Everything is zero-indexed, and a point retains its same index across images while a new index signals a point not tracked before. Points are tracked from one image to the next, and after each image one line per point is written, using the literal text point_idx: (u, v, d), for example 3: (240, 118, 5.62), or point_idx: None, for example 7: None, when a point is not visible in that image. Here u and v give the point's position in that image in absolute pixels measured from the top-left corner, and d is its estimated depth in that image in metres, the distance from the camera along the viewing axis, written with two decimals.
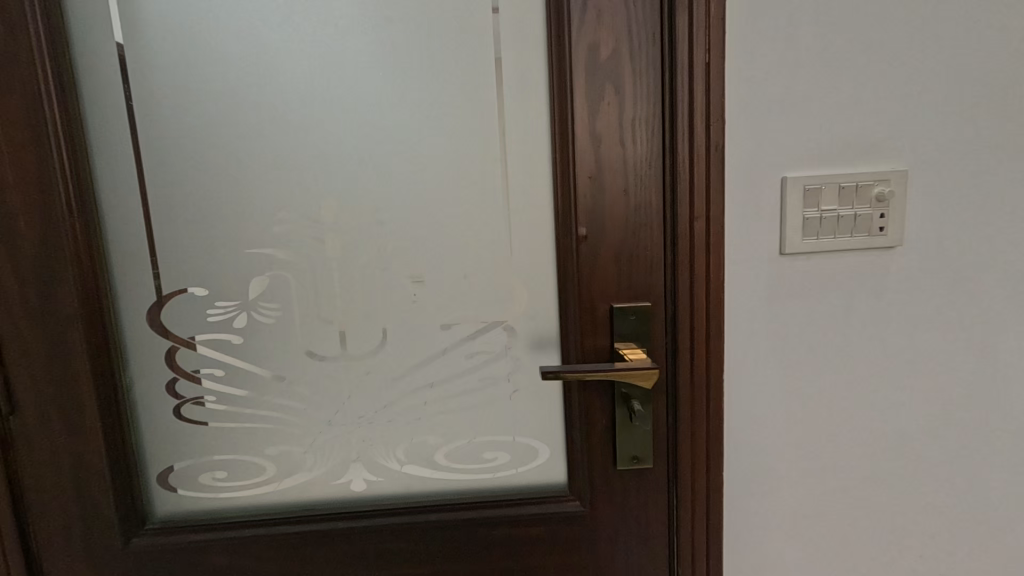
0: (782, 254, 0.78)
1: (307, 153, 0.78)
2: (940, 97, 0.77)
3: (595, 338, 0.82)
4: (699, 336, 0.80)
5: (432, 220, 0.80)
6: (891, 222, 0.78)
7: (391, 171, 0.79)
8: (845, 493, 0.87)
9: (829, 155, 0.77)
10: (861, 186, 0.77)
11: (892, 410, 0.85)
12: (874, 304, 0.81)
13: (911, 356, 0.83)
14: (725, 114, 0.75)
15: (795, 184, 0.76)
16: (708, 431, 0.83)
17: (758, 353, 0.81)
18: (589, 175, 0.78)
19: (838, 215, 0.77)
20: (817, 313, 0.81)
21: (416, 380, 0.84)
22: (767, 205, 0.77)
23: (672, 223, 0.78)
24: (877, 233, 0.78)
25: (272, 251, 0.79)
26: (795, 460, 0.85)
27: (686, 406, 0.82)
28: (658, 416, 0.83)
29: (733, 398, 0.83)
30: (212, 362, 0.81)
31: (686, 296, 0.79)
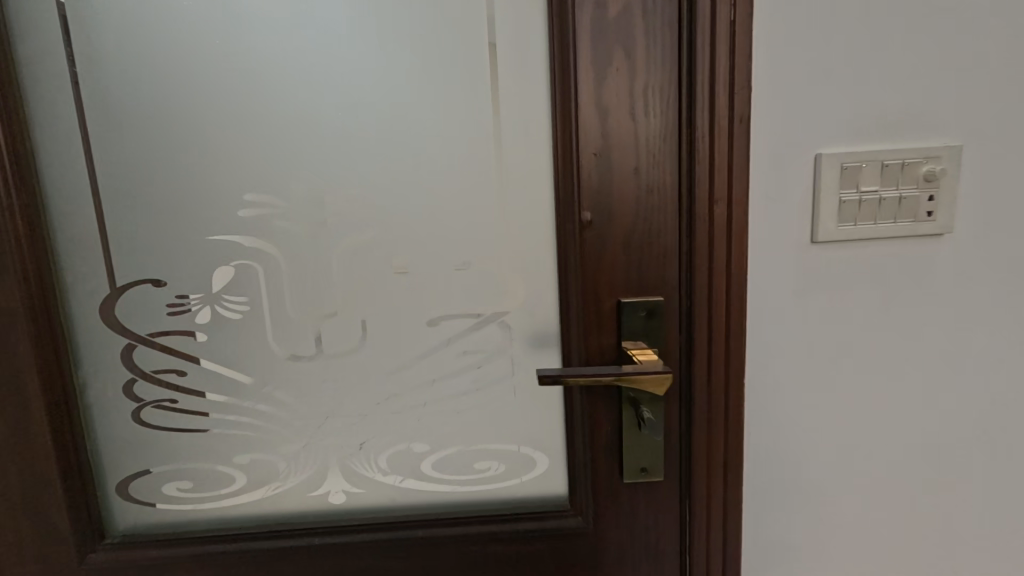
0: (813, 242, 0.69)
1: (274, 127, 0.69)
2: (1002, 60, 0.67)
3: (600, 336, 0.73)
4: (717, 336, 0.71)
5: (417, 202, 0.71)
6: (941, 206, 0.68)
7: (370, 148, 0.69)
8: (877, 508, 0.78)
9: (870, 129, 0.67)
10: (908, 164, 0.67)
11: (932, 418, 0.75)
12: (916, 299, 0.71)
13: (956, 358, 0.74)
14: (751, 81, 0.65)
15: (829, 162, 0.67)
16: (726, 442, 0.74)
17: (784, 354, 0.72)
18: (595, 153, 0.69)
19: (880, 197, 0.67)
20: (852, 309, 0.71)
21: (400, 382, 0.75)
22: (797, 187, 0.68)
23: (688, 208, 0.69)
24: (923, 218, 0.68)
25: (236, 238, 0.71)
26: (823, 472, 0.76)
27: (701, 414, 0.73)
28: (669, 423, 0.75)
29: (754, 405, 0.74)
30: (172, 362, 0.73)
31: (703, 291, 0.70)
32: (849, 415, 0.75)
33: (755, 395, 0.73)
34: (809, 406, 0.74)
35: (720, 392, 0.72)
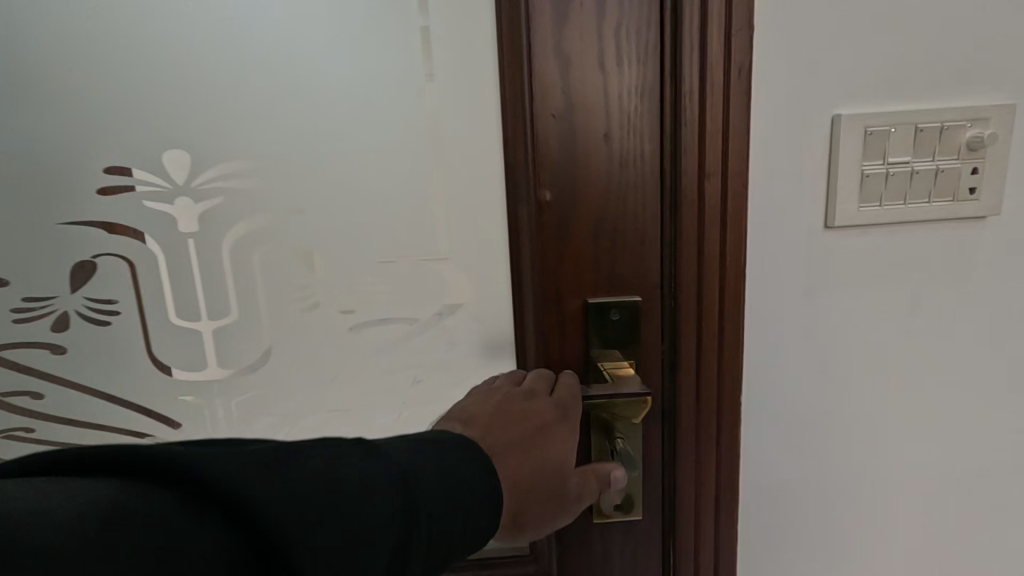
0: (828, 227, 0.55)
1: (140, 81, 0.53)
2: None
3: (565, 344, 0.59)
4: (708, 346, 0.57)
5: (330, 180, 0.56)
6: (986, 181, 0.54)
7: (268, 110, 0.54)
8: (894, 543, 0.66)
9: (902, 84, 0.53)
10: (947, 127, 0.53)
11: (964, 437, 0.63)
12: (949, 297, 0.58)
13: (994, 367, 0.61)
14: (753, 20, 0.51)
15: (851, 126, 0.53)
16: (719, 473, 0.60)
17: (789, 365, 0.59)
18: (554, 115, 0.53)
19: (913, 170, 0.53)
20: (873, 310, 0.58)
21: (317, 403, 0.61)
22: (809, 157, 0.54)
23: (673, 185, 0.54)
24: (964, 197, 0.55)
25: (97, 227, 0.56)
26: (832, 504, 0.64)
27: (688, 440, 0.59)
28: (650, 450, 0.61)
29: (752, 427, 0.60)
30: (27, 381, 0.59)
31: (691, 289, 0.56)
32: (865, 436, 0.62)
33: (754, 415, 0.60)
34: (817, 427, 0.61)
35: (712, 413, 0.59)
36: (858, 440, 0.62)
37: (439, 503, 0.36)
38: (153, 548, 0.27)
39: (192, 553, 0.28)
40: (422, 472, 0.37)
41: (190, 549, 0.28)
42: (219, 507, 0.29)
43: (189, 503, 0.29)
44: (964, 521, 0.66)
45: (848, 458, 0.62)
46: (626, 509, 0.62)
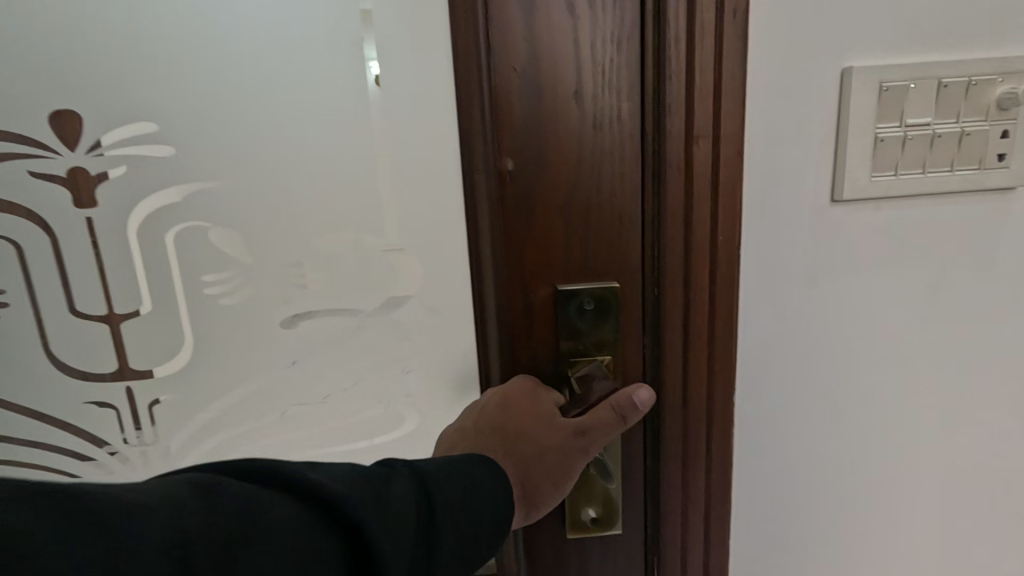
0: (836, 201, 0.48)
1: (47, 53, 0.52)
2: None
3: (532, 339, 0.51)
4: (696, 341, 0.50)
5: (252, 151, 0.54)
6: (1017, 146, 0.47)
7: (187, 78, 0.52)
8: (901, 554, 0.59)
9: (923, 32, 0.45)
10: (974, 83, 0.45)
11: (982, 438, 0.56)
12: (969, 279, 0.51)
13: (1017, 357, 0.54)
14: None
15: (863, 82, 0.45)
16: (709, 485, 0.53)
17: (789, 361, 0.52)
18: (516, 68, 0.44)
19: (934, 133, 0.46)
20: (884, 295, 0.51)
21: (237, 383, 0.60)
22: (815, 119, 0.46)
23: (656, 154, 0.46)
24: (990, 164, 0.47)
25: None
26: (835, 514, 0.57)
27: (674, 447, 0.52)
28: (630, 461, 0.54)
29: (747, 432, 0.53)
30: None
31: (677, 276, 0.48)
32: (874, 439, 0.55)
33: (749, 419, 0.53)
34: (820, 431, 0.54)
35: (701, 418, 0.51)
36: (866, 445, 0.55)
37: (456, 487, 0.44)
38: (239, 531, 0.32)
39: (274, 531, 0.33)
40: (442, 472, 0.44)
41: (282, 510, 0.34)
42: (291, 497, 0.35)
43: (267, 477, 0.35)
44: (982, 531, 0.59)
45: (855, 465, 0.55)
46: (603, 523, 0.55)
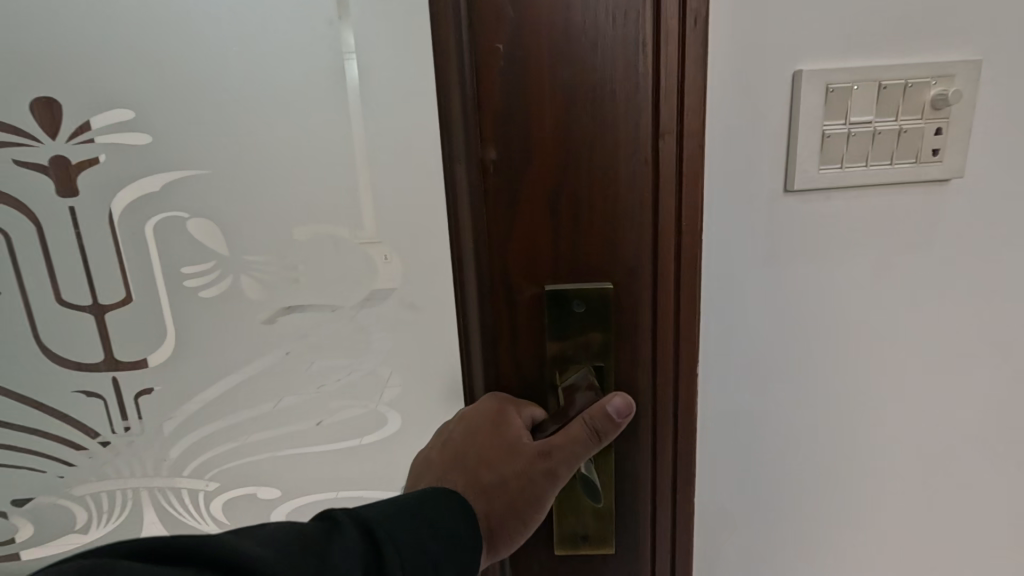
0: (789, 191, 0.52)
1: (49, 57, 0.57)
2: None
3: (520, 335, 0.53)
4: (668, 334, 0.52)
5: (237, 149, 0.58)
6: (949, 141, 0.52)
7: (179, 81, 0.57)
8: (851, 522, 0.63)
9: (867, 37, 0.49)
10: (909, 84, 0.50)
11: (924, 413, 0.60)
12: (909, 264, 0.55)
13: (952, 337, 0.58)
14: None
15: (811, 83, 0.49)
16: (678, 473, 0.56)
17: (747, 342, 0.55)
18: (502, 62, 0.45)
19: (875, 130, 0.51)
20: (831, 280, 0.55)
21: (216, 365, 0.64)
22: (769, 117, 0.50)
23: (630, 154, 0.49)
24: (927, 158, 0.52)
25: None
26: (789, 485, 0.61)
27: (647, 435, 0.55)
28: (613, 461, 0.55)
29: (711, 411, 0.57)
30: None
31: (654, 274, 0.51)
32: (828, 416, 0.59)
33: (714, 399, 0.57)
34: (779, 409, 0.58)
35: (674, 408, 0.54)
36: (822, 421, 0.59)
37: (405, 523, 0.46)
38: None
39: None
40: (386, 517, 0.46)
41: None
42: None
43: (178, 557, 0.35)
44: (931, 503, 0.63)
45: (811, 441, 0.60)
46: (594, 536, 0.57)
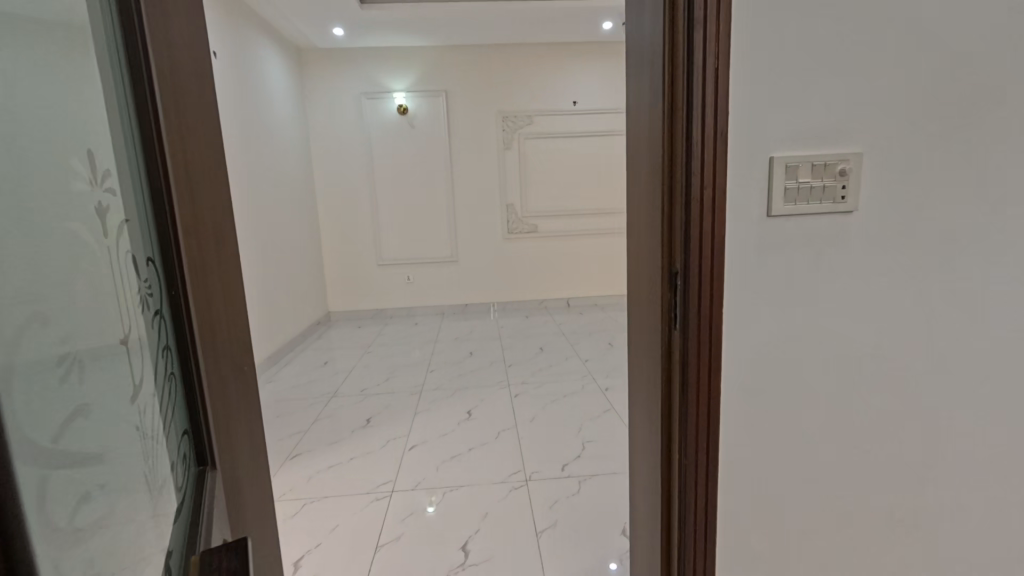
0: (767, 215, 0.68)
1: None
2: (924, 80, 0.67)
3: None
4: (689, 329, 0.70)
5: None
6: (852, 187, 0.69)
7: None
8: (785, 506, 0.78)
9: (808, 132, 0.67)
10: (827, 160, 0.68)
11: (837, 426, 0.76)
12: (844, 299, 0.72)
13: (879, 366, 0.75)
14: (729, 97, 0.64)
15: (778, 163, 0.67)
16: (700, 467, 0.74)
17: (745, 351, 0.72)
18: None
19: (800, 184, 0.68)
20: (797, 311, 0.72)
21: None
22: (755, 178, 0.67)
23: (670, 204, 0.69)
24: (838, 201, 0.69)
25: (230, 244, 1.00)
26: (742, 467, 0.76)
27: (705, 409, 0.72)
28: (668, 439, 0.76)
29: (734, 391, 0.73)
30: None
31: (685, 281, 0.69)
32: (793, 418, 0.75)
33: (743, 381, 0.73)
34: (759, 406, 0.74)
35: (701, 402, 0.72)
36: (792, 425, 0.75)
37: None
38: None
39: None
40: None
41: None
42: None
43: None
44: (890, 507, 0.80)
45: (796, 441, 0.76)
46: (660, 541, 0.81)
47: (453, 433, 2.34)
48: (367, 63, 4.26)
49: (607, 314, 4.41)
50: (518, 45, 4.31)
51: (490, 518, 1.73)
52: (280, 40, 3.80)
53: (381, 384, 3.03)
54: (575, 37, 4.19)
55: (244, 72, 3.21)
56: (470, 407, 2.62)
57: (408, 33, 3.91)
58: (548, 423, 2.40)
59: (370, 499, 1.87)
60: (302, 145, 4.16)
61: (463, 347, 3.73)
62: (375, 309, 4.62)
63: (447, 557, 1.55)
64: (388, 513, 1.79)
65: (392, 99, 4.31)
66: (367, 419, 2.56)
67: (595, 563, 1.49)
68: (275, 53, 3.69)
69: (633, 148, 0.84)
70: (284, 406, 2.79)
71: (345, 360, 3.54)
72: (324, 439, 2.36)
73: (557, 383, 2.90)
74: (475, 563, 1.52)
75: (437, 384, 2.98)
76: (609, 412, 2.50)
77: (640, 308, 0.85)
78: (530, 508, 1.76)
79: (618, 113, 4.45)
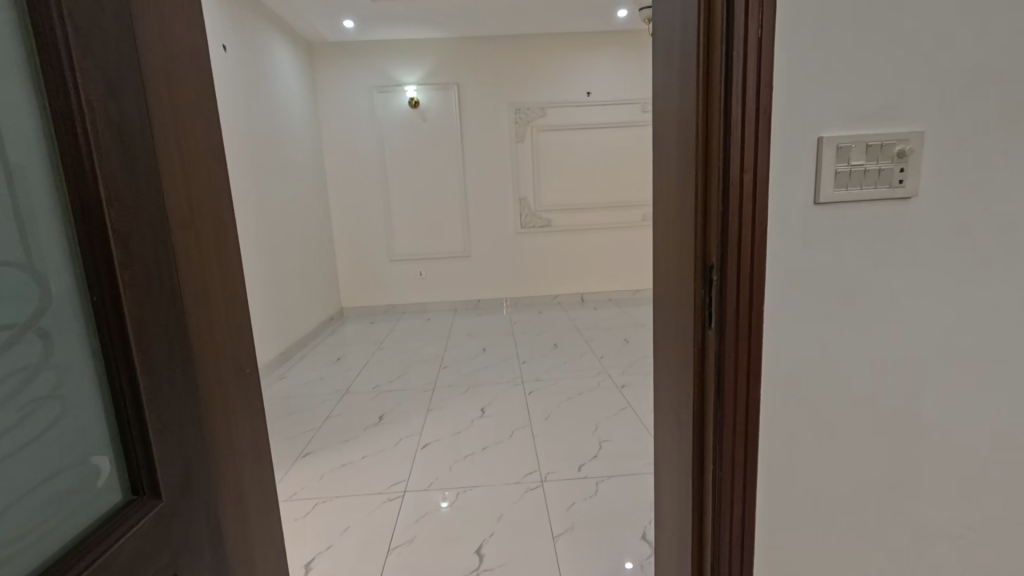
0: (815, 203, 0.62)
1: None
2: (993, 54, 0.61)
3: None
4: (726, 324, 0.63)
5: None
6: (911, 171, 0.62)
7: None
8: (833, 518, 0.71)
9: (863, 110, 0.60)
10: (883, 141, 0.61)
11: (891, 432, 0.70)
12: (900, 294, 0.66)
13: (938, 368, 0.68)
14: (773, 70, 0.58)
15: (829, 144, 0.60)
16: (735, 480, 0.67)
17: (792, 351, 0.66)
18: None
19: (854, 167, 0.61)
20: (847, 307, 0.65)
21: None
22: (802, 160, 0.60)
23: (705, 192, 0.62)
24: (896, 187, 0.62)
25: None
26: (787, 476, 0.69)
27: (742, 411, 0.66)
28: (701, 448, 0.70)
29: (773, 397, 0.67)
30: None
31: (721, 276, 0.62)
32: (840, 425, 0.69)
33: (786, 385, 0.67)
34: (800, 411, 0.68)
35: (738, 406, 0.65)
36: (839, 433, 0.69)
37: None
38: None
39: None
40: None
41: None
42: None
43: None
44: (946, 522, 0.73)
45: (844, 448, 0.70)
46: (690, 550, 0.76)
47: (467, 431, 2.29)
48: (377, 56, 4.21)
49: (622, 309, 4.34)
50: (530, 36, 4.23)
51: (504, 520, 1.67)
52: (291, 33, 3.76)
53: (394, 381, 2.99)
54: (588, 27, 4.11)
55: (253, 65, 3.16)
56: (484, 405, 2.57)
57: (418, 24, 3.85)
58: (564, 421, 2.34)
59: (382, 500, 1.83)
60: (313, 139, 4.12)
61: (476, 342, 3.68)
62: (388, 305, 4.59)
63: (461, 562, 1.50)
64: (400, 515, 1.74)
65: (403, 93, 4.25)
66: (381, 417, 2.51)
67: (615, 569, 1.43)
68: (285, 46, 3.65)
69: (661, 132, 0.78)
70: (296, 403, 2.76)
71: (357, 356, 3.50)
72: (336, 437, 2.32)
73: (572, 381, 2.84)
74: (490, 568, 1.47)
75: (450, 381, 2.93)
76: (625, 409, 2.43)
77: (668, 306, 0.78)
78: (546, 511, 1.71)
79: (633, 105, 4.37)
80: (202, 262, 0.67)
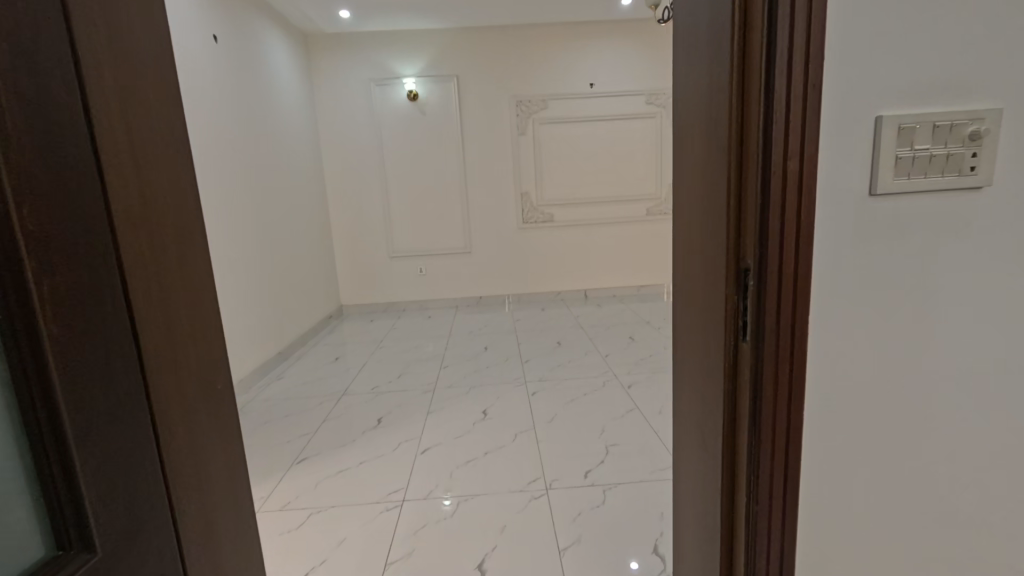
0: (872, 194, 0.53)
1: None
2: None
3: None
4: (764, 336, 0.54)
5: None
6: (984, 156, 0.53)
7: None
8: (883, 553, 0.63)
9: (930, 85, 0.51)
10: (953, 121, 0.52)
11: (951, 456, 0.61)
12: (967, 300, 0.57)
13: (1007, 383, 0.59)
14: (824, 38, 0.49)
15: (890, 124, 0.51)
16: (773, 513, 0.59)
17: (841, 366, 0.57)
18: None
19: (918, 152, 0.52)
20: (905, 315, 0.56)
21: None
22: (857, 144, 0.51)
23: (740, 183, 0.53)
24: (966, 175, 0.53)
25: None
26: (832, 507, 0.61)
27: (782, 436, 0.57)
28: (732, 476, 0.61)
29: (818, 417, 0.58)
30: None
31: (760, 282, 0.53)
32: (893, 449, 0.60)
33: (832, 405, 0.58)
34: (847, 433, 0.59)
35: (777, 430, 0.57)
36: (891, 459, 0.60)
37: None
38: None
39: None
40: None
41: None
42: None
43: None
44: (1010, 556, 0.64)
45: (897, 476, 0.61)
46: None
47: (468, 435, 2.21)
48: (375, 47, 4.10)
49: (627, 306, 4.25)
50: (531, 26, 4.13)
51: (508, 531, 1.59)
52: (285, 24, 3.66)
53: (393, 381, 2.91)
54: (591, 16, 4.00)
55: (246, 56, 3.07)
56: (485, 407, 2.48)
57: (416, 14, 3.74)
58: (569, 424, 2.25)
59: (380, 509, 1.75)
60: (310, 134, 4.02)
61: (477, 341, 3.60)
62: (387, 303, 4.50)
63: None
64: (399, 525, 1.66)
65: (401, 85, 4.15)
66: (379, 420, 2.43)
67: None
68: (280, 38, 3.55)
69: (681, 115, 0.68)
70: (292, 405, 2.68)
71: (355, 355, 3.42)
72: (333, 442, 2.24)
73: (576, 381, 2.75)
74: None
75: (451, 381, 2.85)
76: (632, 411, 2.35)
77: (691, 311, 0.70)
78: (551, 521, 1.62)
79: (637, 96, 4.26)
80: (158, 267, 0.58)
